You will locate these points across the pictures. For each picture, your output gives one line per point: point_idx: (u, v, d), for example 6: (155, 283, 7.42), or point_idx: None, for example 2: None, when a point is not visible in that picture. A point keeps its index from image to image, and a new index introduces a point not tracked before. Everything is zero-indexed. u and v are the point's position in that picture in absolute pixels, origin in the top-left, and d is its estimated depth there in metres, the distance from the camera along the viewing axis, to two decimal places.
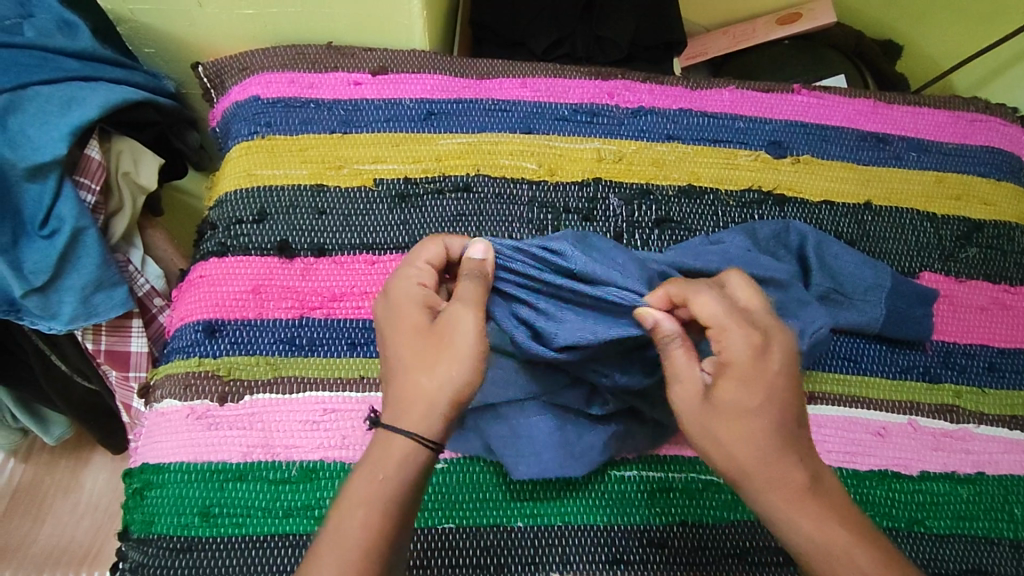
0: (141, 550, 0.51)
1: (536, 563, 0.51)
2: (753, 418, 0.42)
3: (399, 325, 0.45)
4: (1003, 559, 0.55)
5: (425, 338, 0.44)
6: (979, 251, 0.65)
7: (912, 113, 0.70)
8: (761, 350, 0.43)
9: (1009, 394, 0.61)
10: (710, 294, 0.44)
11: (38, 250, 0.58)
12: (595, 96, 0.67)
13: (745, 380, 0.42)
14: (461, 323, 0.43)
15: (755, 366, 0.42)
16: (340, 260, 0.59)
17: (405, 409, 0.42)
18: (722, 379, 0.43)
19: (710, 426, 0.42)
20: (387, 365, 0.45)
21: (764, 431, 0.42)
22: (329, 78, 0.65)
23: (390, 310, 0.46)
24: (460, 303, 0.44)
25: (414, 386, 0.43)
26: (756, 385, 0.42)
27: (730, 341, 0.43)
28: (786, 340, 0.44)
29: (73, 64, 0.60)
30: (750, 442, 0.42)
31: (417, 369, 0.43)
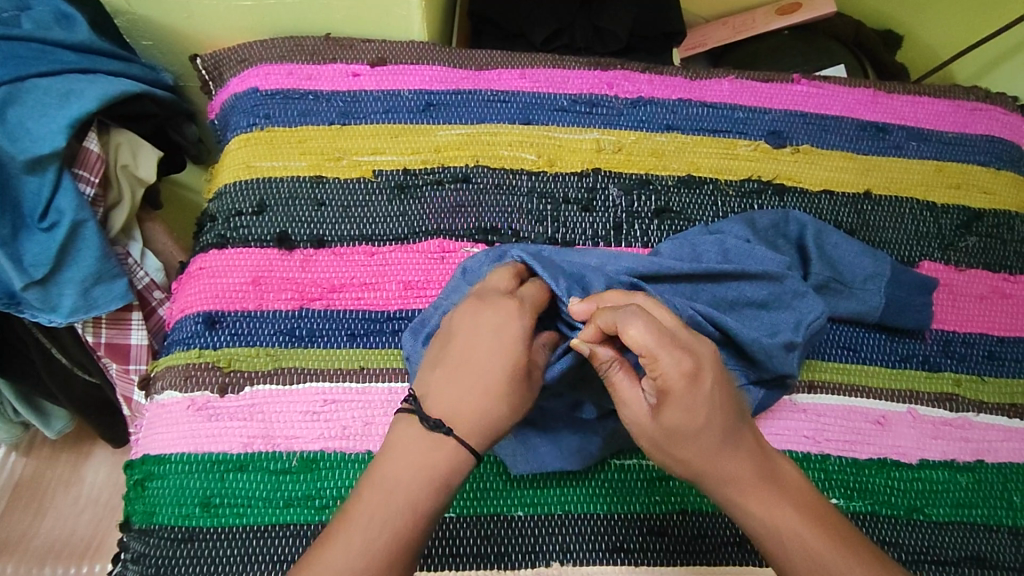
0: (143, 540, 0.51)
1: (536, 552, 0.52)
2: (699, 436, 0.42)
3: (506, 358, 0.44)
4: (1002, 546, 0.55)
5: (522, 381, 0.44)
6: (978, 240, 0.65)
7: (911, 103, 0.70)
8: (693, 375, 0.41)
9: (1008, 383, 0.61)
10: (637, 321, 0.41)
11: (38, 243, 0.58)
12: (593, 86, 0.67)
13: (690, 403, 0.41)
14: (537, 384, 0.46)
15: (690, 391, 0.41)
16: (338, 253, 0.59)
17: (476, 430, 0.43)
18: (665, 406, 0.42)
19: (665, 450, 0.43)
20: (472, 378, 0.44)
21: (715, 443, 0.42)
22: (328, 69, 0.65)
23: (504, 340, 0.45)
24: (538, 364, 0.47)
25: (495, 413, 0.43)
26: (697, 408, 0.42)
27: (665, 371, 0.41)
28: (710, 354, 0.42)
29: (71, 55, 0.60)
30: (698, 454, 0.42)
31: (504, 400, 0.44)
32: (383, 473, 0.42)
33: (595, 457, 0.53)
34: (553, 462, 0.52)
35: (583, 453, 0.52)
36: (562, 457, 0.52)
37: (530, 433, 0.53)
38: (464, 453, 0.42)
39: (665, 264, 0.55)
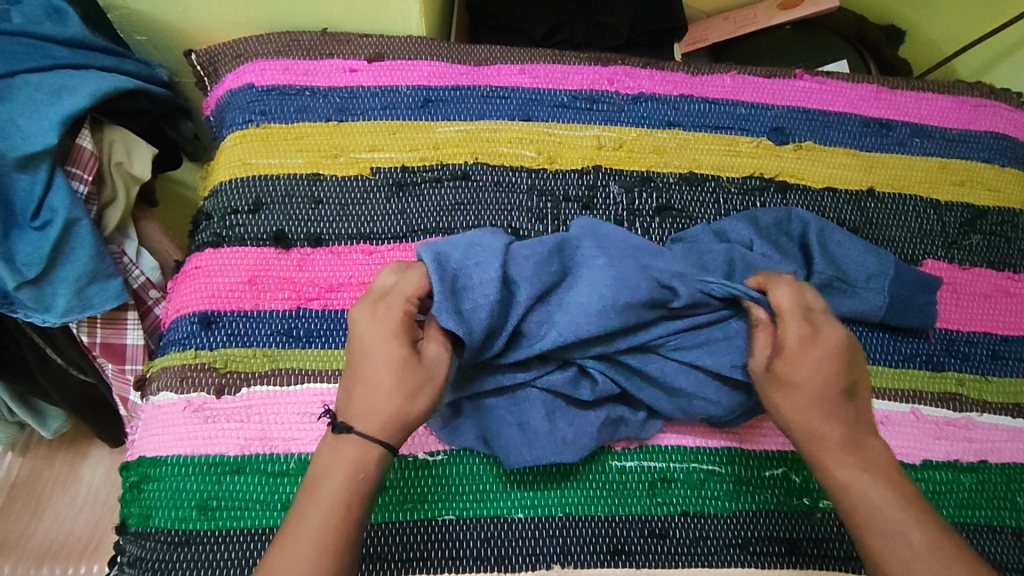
0: (139, 544, 0.51)
1: (536, 555, 0.51)
2: (807, 396, 0.45)
3: (382, 353, 0.45)
4: (1005, 547, 0.55)
5: (411, 366, 0.45)
6: (982, 238, 0.65)
7: (915, 99, 0.69)
8: (810, 339, 0.46)
9: (1012, 382, 0.61)
10: (785, 286, 0.48)
11: (30, 242, 0.57)
12: (594, 83, 0.66)
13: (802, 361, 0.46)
14: (441, 359, 0.46)
15: (804, 350, 0.46)
16: (335, 251, 0.59)
17: (385, 426, 0.44)
18: (778, 362, 0.47)
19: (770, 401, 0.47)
20: (366, 382, 0.45)
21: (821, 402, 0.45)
22: (324, 65, 0.64)
23: (380, 338, 0.45)
24: (437, 339, 0.46)
25: (391, 406, 0.44)
26: (809, 369, 0.45)
27: (787, 331, 0.46)
28: (837, 332, 0.46)
29: (63, 51, 0.59)
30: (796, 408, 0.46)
31: (398, 390, 0.44)
32: (320, 492, 0.42)
33: (590, 446, 0.52)
34: (550, 455, 0.52)
35: (579, 445, 0.52)
36: (558, 450, 0.52)
37: (528, 421, 0.52)
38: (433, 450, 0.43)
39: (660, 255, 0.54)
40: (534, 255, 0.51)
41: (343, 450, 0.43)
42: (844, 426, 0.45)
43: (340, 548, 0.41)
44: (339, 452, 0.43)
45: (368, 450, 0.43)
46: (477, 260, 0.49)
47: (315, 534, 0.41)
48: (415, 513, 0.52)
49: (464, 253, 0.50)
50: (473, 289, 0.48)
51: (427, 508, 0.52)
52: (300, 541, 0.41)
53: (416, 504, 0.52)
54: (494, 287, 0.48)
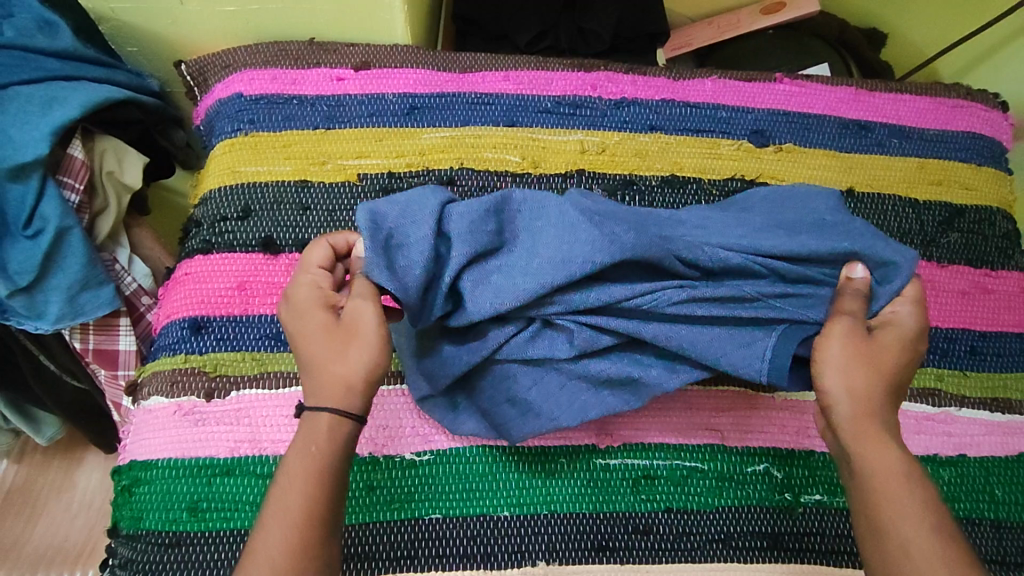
0: (131, 546, 0.52)
1: (522, 552, 0.52)
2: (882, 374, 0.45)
3: (307, 324, 0.46)
4: (984, 539, 0.56)
5: (332, 331, 0.45)
6: (960, 236, 0.66)
7: (893, 100, 0.71)
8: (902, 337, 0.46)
9: (990, 377, 0.62)
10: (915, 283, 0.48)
11: (23, 250, 0.58)
12: (577, 88, 0.68)
13: (899, 343, 0.46)
14: (358, 311, 0.45)
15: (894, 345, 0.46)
16: (322, 234, 0.59)
17: (331, 398, 0.44)
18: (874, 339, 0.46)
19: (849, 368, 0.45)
20: (307, 364, 0.45)
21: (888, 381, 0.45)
22: (312, 74, 0.65)
23: (300, 315, 0.46)
24: (355, 293, 0.45)
25: (329, 371, 0.44)
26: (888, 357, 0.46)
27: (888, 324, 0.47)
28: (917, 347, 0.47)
29: (54, 63, 0.60)
30: (863, 377, 0.45)
31: (328, 357, 0.44)
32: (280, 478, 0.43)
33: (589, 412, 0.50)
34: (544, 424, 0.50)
35: (577, 409, 0.50)
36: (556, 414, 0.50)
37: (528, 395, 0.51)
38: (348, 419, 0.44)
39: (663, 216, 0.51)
40: (470, 212, 0.48)
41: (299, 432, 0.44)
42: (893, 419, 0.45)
43: (308, 527, 0.42)
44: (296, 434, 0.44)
45: (317, 423, 0.44)
46: (412, 219, 0.47)
47: (280, 521, 0.41)
48: (402, 513, 0.52)
49: (399, 211, 0.47)
50: (407, 243, 0.46)
51: (414, 507, 0.53)
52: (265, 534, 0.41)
53: (403, 503, 0.53)
54: (428, 241, 0.46)
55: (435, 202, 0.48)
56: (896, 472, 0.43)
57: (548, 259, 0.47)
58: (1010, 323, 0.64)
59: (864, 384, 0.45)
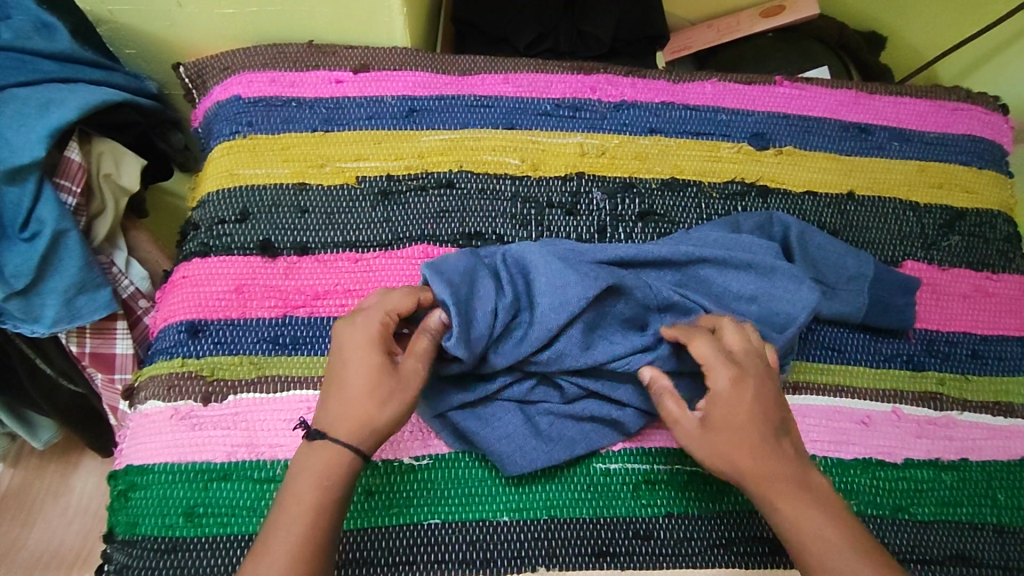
0: (126, 552, 0.51)
1: (521, 557, 0.52)
2: (743, 437, 0.46)
3: (364, 357, 0.46)
4: (986, 544, 0.56)
5: (385, 376, 0.46)
6: (961, 239, 0.66)
7: (894, 103, 0.70)
8: (740, 380, 0.47)
9: (992, 381, 0.62)
10: (705, 339, 0.49)
11: (19, 253, 0.57)
12: (577, 91, 0.67)
13: (734, 404, 0.47)
14: (417, 375, 0.47)
15: (738, 394, 0.47)
16: (323, 244, 0.60)
17: (353, 435, 0.45)
18: (710, 411, 0.47)
19: (712, 452, 0.47)
20: (338, 387, 0.46)
21: (754, 443, 0.46)
22: (310, 76, 0.65)
23: (358, 344, 0.47)
24: (418, 355, 0.47)
25: (362, 412, 0.46)
26: (740, 411, 0.47)
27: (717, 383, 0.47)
28: (762, 376, 0.48)
29: (52, 65, 0.60)
30: (733, 456, 0.46)
31: (369, 398, 0.46)
32: (291, 502, 0.44)
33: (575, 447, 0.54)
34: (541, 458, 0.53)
35: (564, 440, 0.54)
36: (544, 454, 0.53)
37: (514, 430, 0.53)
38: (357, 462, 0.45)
39: (641, 252, 0.56)
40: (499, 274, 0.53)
41: (312, 458, 0.45)
42: (781, 459, 0.47)
43: (308, 561, 0.42)
44: (311, 460, 0.45)
45: (339, 456, 0.45)
46: (468, 282, 0.51)
47: (285, 546, 0.42)
48: (401, 518, 0.52)
49: (464, 271, 0.52)
50: (475, 316, 0.50)
51: (412, 512, 0.52)
52: (267, 559, 0.42)
53: (401, 508, 0.52)
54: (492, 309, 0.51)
55: (473, 265, 0.53)
56: (806, 524, 0.45)
57: (549, 302, 0.52)
58: (1011, 326, 0.64)
59: (738, 460, 0.46)
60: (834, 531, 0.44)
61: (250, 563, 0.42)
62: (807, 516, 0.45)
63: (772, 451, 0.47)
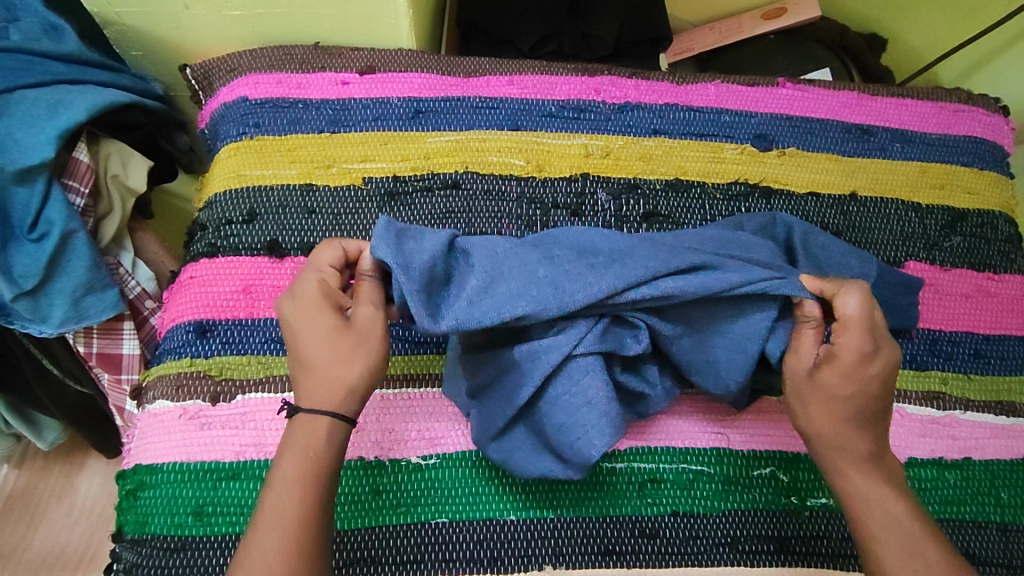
0: (135, 551, 0.51)
1: (528, 556, 0.52)
2: (844, 401, 0.47)
3: (315, 322, 0.46)
4: (990, 542, 0.56)
5: (341, 335, 0.46)
6: (963, 239, 0.66)
7: (896, 105, 0.71)
8: (869, 355, 0.47)
9: (995, 381, 0.62)
10: (856, 294, 0.47)
11: (28, 254, 0.58)
12: (581, 92, 0.68)
13: (851, 372, 0.47)
14: (371, 321, 0.47)
15: (862, 366, 0.47)
16: None
17: (332, 402, 0.45)
18: (827, 365, 0.47)
19: (803, 398, 0.48)
20: (303, 360, 0.46)
21: (847, 412, 0.47)
22: (316, 78, 0.66)
23: (306, 311, 0.46)
24: (364, 300, 0.47)
25: (334, 376, 0.46)
26: (854, 380, 0.47)
27: (845, 344, 0.47)
28: (890, 356, 0.48)
29: (60, 67, 0.60)
30: (823, 410, 0.47)
31: (335, 361, 0.46)
32: (279, 478, 0.44)
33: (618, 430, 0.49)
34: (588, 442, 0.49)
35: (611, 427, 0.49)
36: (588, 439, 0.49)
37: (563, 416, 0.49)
38: (340, 427, 0.45)
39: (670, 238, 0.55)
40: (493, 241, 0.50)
41: (295, 433, 0.45)
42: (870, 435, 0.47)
43: (309, 533, 0.43)
44: (291, 437, 0.45)
45: (317, 426, 0.45)
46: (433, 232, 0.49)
47: (279, 527, 0.42)
48: (407, 517, 0.52)
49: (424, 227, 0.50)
50: (420, 245, 0.48)
51: (420, 511, 0.52)
52: (264, 536, 0.42)
53: (409, 507, 0.53)
54: (443, 242, 0.49)
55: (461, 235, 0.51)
56: (876, 499, 0.45)
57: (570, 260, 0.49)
58: (1013, 326, 0.64)
59: (822, 420, 0.47)
60: (899, 506, 0.45)
61: (253, 541, 0.43)
62: (875, 490, 0.46)
63: (867, 425, 0.47)
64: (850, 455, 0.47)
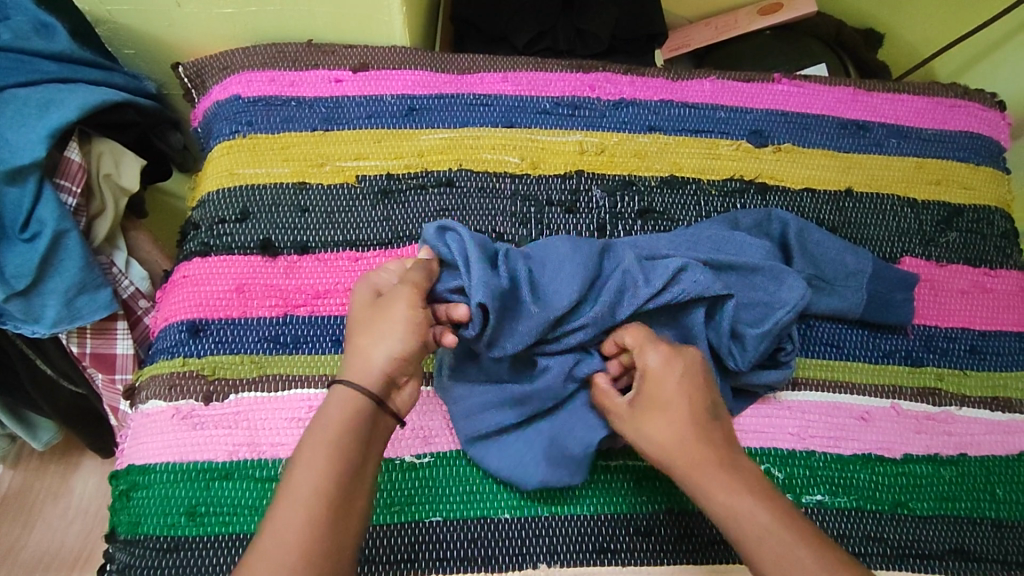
0: (128, 551, 0.51)
1: (523, 554, 0.52)
2: (685, 415, 0.46)
3: (355, 304, 0.48)
4: (985, 538, 0.56)
5: (369, 311, 0.47)
6: (959, 235, 0.66)
7: (891, 100, 0.71)
8: (642, 377, 0.48)
9: (991, 377, 0.62)
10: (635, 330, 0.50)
11: (20, 254, 0.58)
12: (575, 89, 0.67)
13: (662, 385, 0.47)
14: (397, 294, 0.47)
15: (663, 379, 0.47)
16: (324, 243, 0.60)
17: (356, 373, 0.45)
18: (642, 390, 0.48)
19: (640, 425, 0.47)
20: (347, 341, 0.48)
21: (690, 424, 0.46)
22: (309, 76, 0.65)
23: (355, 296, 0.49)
24: (402, 282, 0.48)
25: (358, 349, 0.46)
26: (665, 392, 0.47)
27: (648, 363, 0.48)
28: (654, 368, 0.48)
29: (51, 66, 0.60)
30: (665, 424, 0.46)
31: (360, 334, 0.46)
32: (303, 448, 0.42)
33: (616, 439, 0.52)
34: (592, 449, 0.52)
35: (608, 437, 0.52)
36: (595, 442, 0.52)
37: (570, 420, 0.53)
38: (360, 397, 0.44)
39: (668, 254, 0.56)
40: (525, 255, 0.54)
41: (326, 405, 0.44)
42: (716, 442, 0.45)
43: (324, 504, 0.40)
44: (323, 409, 0.44)
45: (342, 396, 0.44)
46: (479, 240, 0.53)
47: (298, 496, 0.40)
48: (402, 516, 0.52)
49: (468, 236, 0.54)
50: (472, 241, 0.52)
51: (414, 510, 0.52)
52: (282, 507, 0.40)
53: (403, 506, 0.52)
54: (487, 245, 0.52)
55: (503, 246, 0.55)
56: (741, 509, 0.43)
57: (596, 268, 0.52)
58: (1010, 322, 0.64)
59: (661, 439, 0.46)
60: (769, 514, 0.42)
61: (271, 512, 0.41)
62: (738, 497, 0.43)
63: (707, 432, 0.46)
64: (699, 463, 0.45)
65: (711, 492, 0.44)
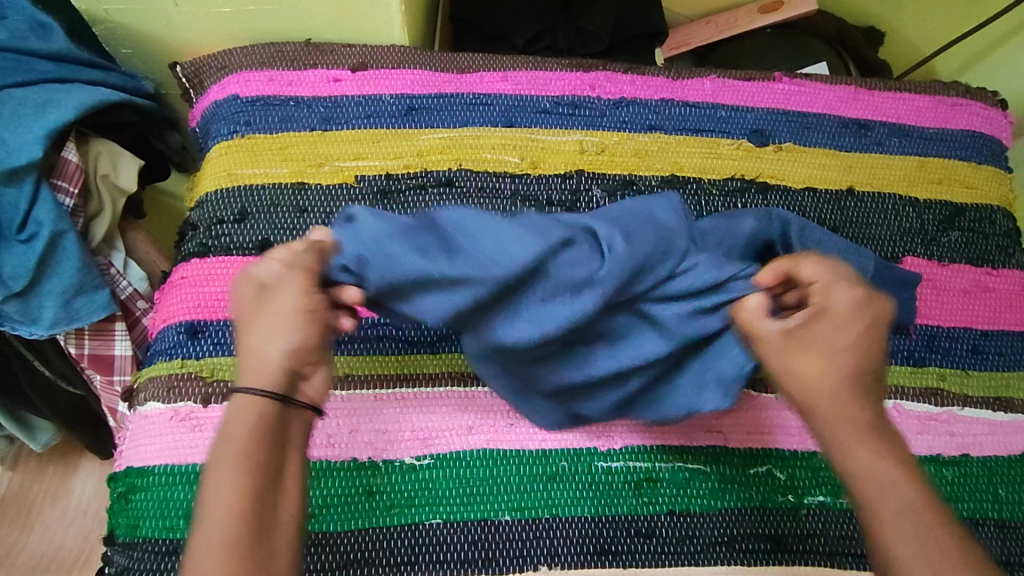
0: (127, 554, 0.51)
1: (523, 557, 0.52)
2: (851, 363, 0.39)
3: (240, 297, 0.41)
4: (988, 539, 0.56)
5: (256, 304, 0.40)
6: (961, 235, 0.66)
7: (893, 99, 0.70)
8: (819, 311, 0.40)
9: (993, 377, 0.62)
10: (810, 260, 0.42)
11: (17, 255, 0.57)
12: (575, 88, 0.67)
13: (840, 325, 0.39)
14: (287, 282, 0.40)
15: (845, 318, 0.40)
16: None
17: (257, 375, 0.39)
18: (813, 322, 0.40)
19: (794, 357, 0.40)
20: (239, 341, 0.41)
21: (850, 372, 0.39)
22: (308, 75, 0.65)
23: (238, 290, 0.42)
24: (288, 266, 0.41)
25: (252, 349, 0.39)
26: (842, 337, 0.39)
27: (834, 296, 0.40)
28: (843, 308, 0.40)
29: (47, 66, 0.59)
30: (822, 370, 0.39)
31: (251, 331, 0.40)
32: (212, 465, 0.38)
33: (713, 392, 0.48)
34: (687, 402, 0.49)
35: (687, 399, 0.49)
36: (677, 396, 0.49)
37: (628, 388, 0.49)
38: (266, 399, 0.38)
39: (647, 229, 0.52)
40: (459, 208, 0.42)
41: (229, 414, 0.39)
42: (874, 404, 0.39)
43: (241, 522, 0.35)
44: (227, 419, 0.39)
45: (243, 402, 0.38)
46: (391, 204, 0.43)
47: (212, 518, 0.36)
48: (402, 518, 0.52)
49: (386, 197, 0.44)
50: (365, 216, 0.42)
51: (413, 513, 0.52)
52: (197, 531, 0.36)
53: (403, 508, 0.52)
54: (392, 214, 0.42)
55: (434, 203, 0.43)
56: (885, 485, 0.37)
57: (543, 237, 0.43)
58: (1012, 322, 0.64)
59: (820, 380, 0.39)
60: (912, 490, 0.37)
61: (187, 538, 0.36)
62: (877, 468, 0.38)
63: (867, 394, 0.39)
64: (853, 420, 0.39)
65: (849, 454, 0.38)
